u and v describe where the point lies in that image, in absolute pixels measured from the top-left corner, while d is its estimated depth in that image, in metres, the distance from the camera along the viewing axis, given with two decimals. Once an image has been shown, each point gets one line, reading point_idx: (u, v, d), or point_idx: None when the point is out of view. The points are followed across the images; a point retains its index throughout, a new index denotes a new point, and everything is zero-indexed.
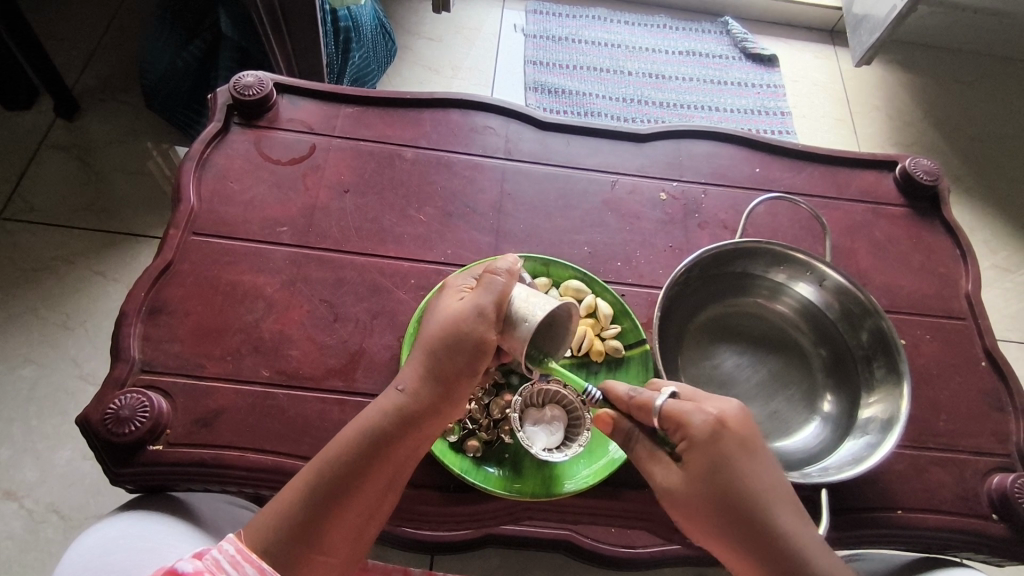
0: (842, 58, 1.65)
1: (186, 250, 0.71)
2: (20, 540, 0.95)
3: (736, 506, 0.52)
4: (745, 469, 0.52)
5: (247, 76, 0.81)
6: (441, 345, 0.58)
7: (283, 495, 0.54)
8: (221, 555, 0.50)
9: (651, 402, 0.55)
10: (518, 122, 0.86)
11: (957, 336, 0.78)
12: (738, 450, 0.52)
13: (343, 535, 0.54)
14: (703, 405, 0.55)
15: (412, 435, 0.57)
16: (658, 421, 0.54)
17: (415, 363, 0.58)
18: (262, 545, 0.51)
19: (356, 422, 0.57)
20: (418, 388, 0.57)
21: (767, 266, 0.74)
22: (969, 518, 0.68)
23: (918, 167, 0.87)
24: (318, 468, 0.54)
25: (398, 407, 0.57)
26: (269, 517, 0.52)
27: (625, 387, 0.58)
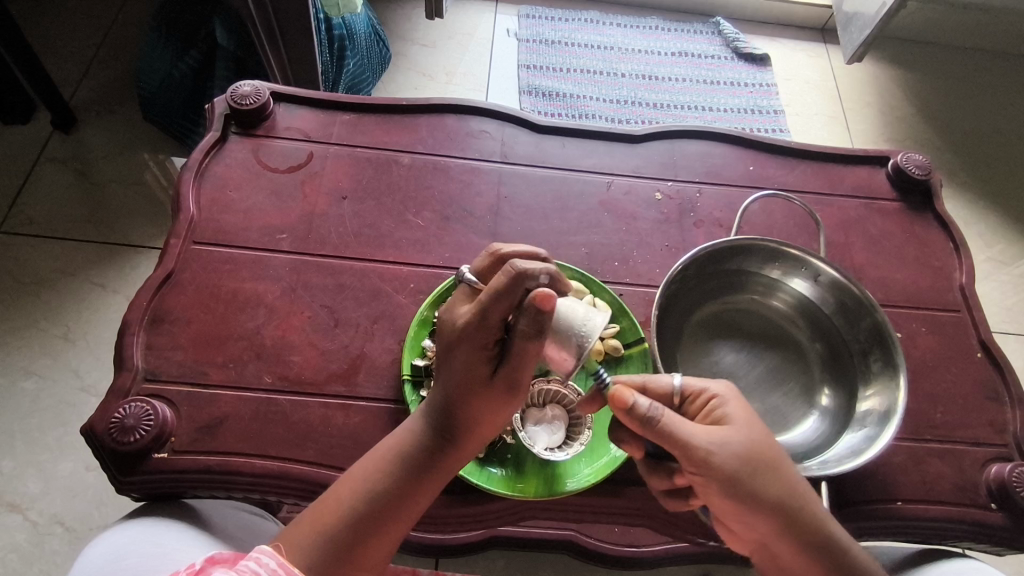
0: (833, 56, 1.66)
1: (187, 259, 0.72)
2: (25, 552, 0.96)
3: (790, 504, 0.54)
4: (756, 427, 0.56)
5: (244, 86, 0.82)
6: (474, 402, 0.56)
7: (318, 514, 0.54)
8: (261, 568, 0.48)
9: None
10: (513, 126, 0.87)
11: (952, 328, 0.79)
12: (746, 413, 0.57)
13: (383, 554, 0.55)
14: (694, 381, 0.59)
15: (451, 463, 0.58)
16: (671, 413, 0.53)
17: (444, 413, 0.57)
18: (306, 562, 0.51)
19: (390, 445, 0.57)
20: (454, 433, 0.57)
21: (762, 263, 0.75)
22: (969, 508, 0.69)
23: (909, 162, 0.88)
24: (359, 492, 0.55)
25: (437, 445, 0.57)
26: (306, 535, 0.53)
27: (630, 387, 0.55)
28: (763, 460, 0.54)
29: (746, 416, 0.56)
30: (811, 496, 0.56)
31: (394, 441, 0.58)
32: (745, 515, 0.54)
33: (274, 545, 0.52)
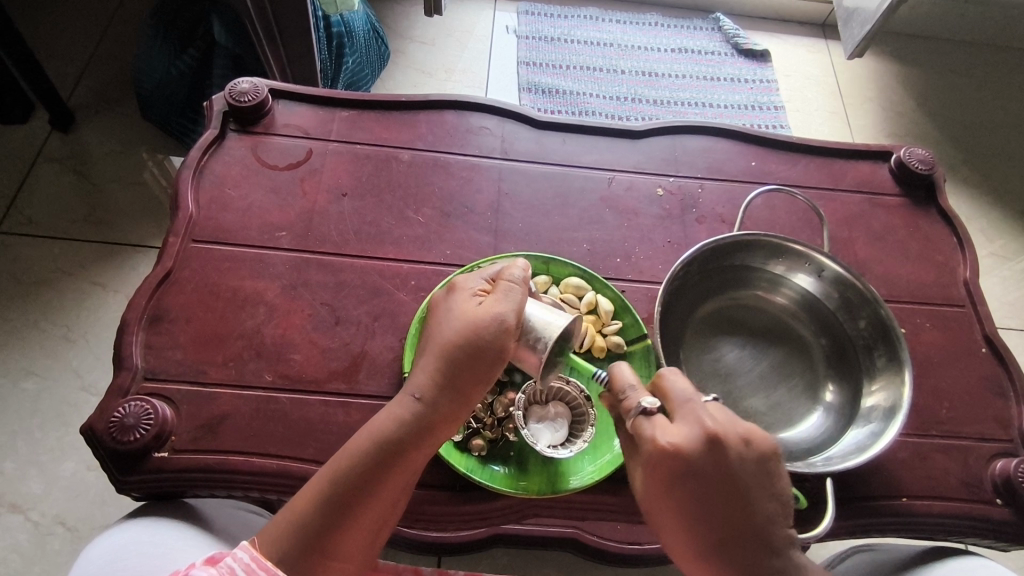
0: (834, 52, 1.66)
1: (186, 258, 0.72)
2: (26, 553, 0.95)
3: (729, 574, 0.52)
4: (711, 495, 0.52)
5: (242, 83, 0.81)
6: (463, 348, 0.58)
7: (297, 502, 0.53)
8: (236, 563, 0.49)
9: (633, 406, 0.55)
10: (513, 122, 0.86)
11: (957, 323, 0.78)
12: (711, 472, 0.52)
13: (357, 541, 0.54)
14: (691, 413, 0.54)
15: (429, 440, 0.57)
16: (634, 425, 0.54)
17: (431, 369, 0.58)
18: (277, 555, 0.51)
19: (369, 428, 0.56)
20: (438, 390, 0.57)
21: (765, 258, 0.74)
22: (974, 504, 0.68)
23: (912, 156, 0.88)
24: (332, 477, 0.54)
25: (419, 411, 0.57)
26: (283, 523, 0.52)
27: (629, 375, 0.58)
28: (689, 493, 0.52)
29: (698, 452, 0.52)
30: (745, 544, 0.52)
31: (377, 417, 0.57)
32: (672, 532, 0.54)
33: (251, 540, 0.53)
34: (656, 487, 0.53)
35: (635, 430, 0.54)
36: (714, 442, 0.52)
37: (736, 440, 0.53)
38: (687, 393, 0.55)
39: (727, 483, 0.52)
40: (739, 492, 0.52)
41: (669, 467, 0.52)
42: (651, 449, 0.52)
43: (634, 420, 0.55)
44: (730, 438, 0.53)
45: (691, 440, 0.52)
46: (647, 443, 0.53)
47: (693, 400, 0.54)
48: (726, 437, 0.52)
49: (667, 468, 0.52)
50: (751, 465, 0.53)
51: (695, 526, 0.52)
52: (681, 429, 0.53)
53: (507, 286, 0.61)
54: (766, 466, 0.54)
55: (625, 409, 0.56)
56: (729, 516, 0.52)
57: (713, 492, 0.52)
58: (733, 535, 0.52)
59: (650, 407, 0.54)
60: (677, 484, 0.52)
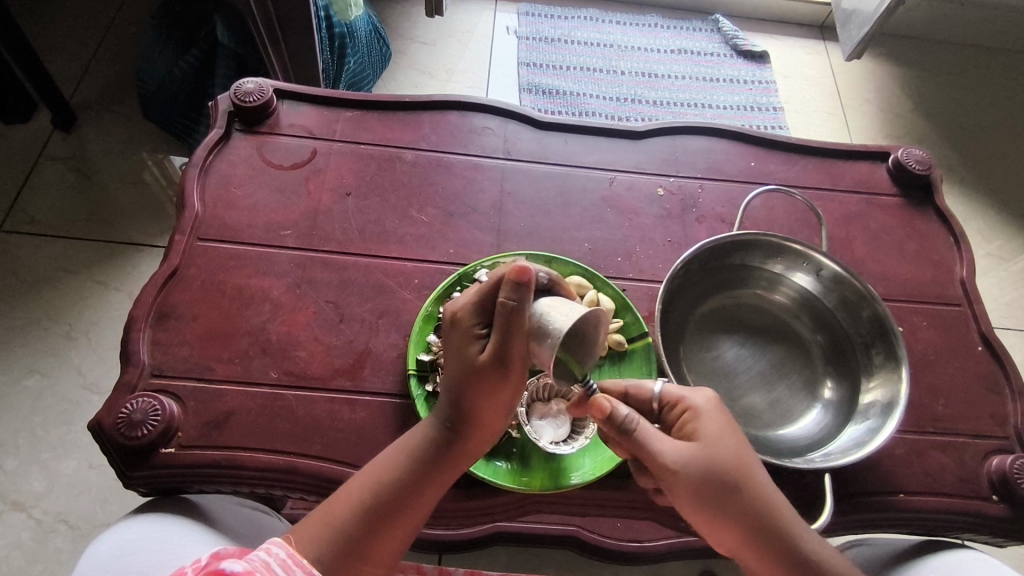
0: (832, 53, 1.67)
1: (191, 256, 0.72)
2: (30, 550, 0.96)
3: (758, 517, 0.55)
4: (727, 446, 0.57)
5: (247, 83, 0.82)
6: (467, 372, 0.56)
7: (327, 507, 0.55)
8: (271, 558, 0.49)
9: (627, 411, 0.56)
10: (515, 122, 0.87)
11: (953, 321, 0.79)
12: (720, 427, 0.58)
13: (392, 550, 0.55)
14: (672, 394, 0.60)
15: (460, 460, 0.58)
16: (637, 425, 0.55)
17: (455, 397, 0.58)
18: (313, 554, 0.52)
19: (399, 446, 0.58)
20: (466, 416, 0.57)
21: (765, 257, 0.75)
22: (970, 500, 0.69)
23: (910, 157, 0.89)
24: (364, 489, 0.55)
25: (448, 436, 0.58)
26: (314, 525, 0.54)
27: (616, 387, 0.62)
28: (722, 479, 0.56)
29: (716, 436, 0.57)
30: (763, 482, 0.57)
31: (408, 436, 0.59)
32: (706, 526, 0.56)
33: (285, 538, 0.53)
34: (689, 451, 0.56)
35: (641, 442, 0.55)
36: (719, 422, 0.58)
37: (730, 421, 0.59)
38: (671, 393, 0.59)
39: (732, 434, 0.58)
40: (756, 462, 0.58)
41: (696, 456, 0.55)
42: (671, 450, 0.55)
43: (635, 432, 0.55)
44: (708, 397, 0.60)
45: (695, 404, 0.58)
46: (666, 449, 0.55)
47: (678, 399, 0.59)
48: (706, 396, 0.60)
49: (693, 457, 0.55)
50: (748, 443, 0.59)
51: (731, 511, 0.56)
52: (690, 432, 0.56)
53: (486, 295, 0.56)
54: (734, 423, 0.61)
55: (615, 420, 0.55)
56: (746, 462, 0.57)
57: (738, 471, 0.56)
58: (753, 478, 0.57)
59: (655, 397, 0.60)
60: (707, 474, 0.55)
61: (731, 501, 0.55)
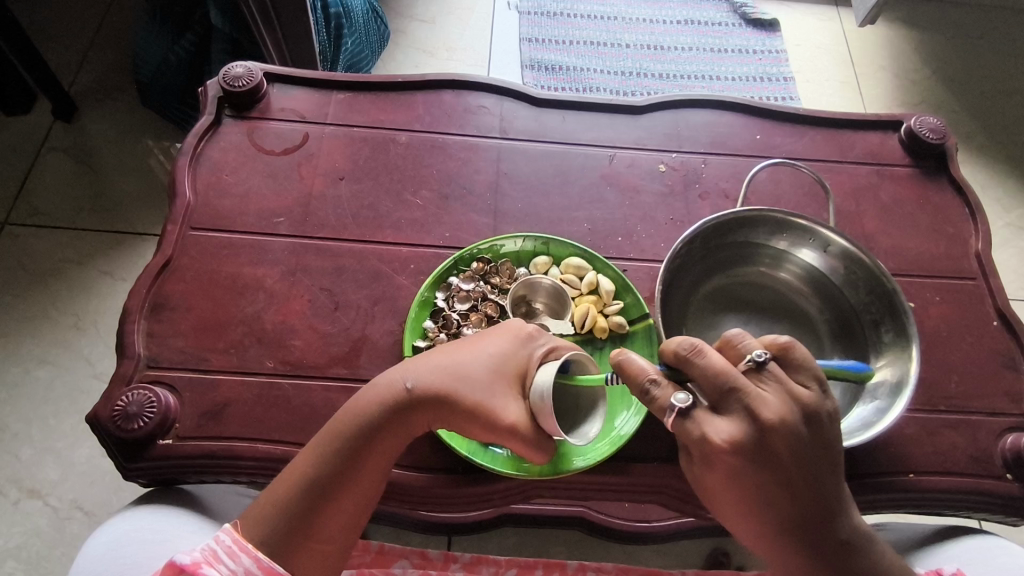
0: (845, 19, 1.61)
1: (185, 245, 0.72)
2: (47, 537, 0.98)
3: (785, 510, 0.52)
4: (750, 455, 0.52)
5: (236, 67, 0.80)
6: (469, 373, 0.57)
7: (281, 484, 0.54)
8: (218, 545, 0.52)
9: (667, 403, 0.54)
10: (512, 100, 0.85)
11: (967, 295, 0.77)
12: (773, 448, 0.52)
13: (337, 517, 0.54)
14: (740, 396, 0.53)
15: (405, 430, 0.57)
16: (676, 424, 0.53)
17: (433, 369, 0.57)
18: (259, 536, 0.52)
19: (351, 404, 0.57)
20: (431, 387, 0.57)
21: (769, 233, 0.73)
22: (983, 479, 0.67)
23: (923, 126, 0.85)
24: (315, 457, 0.55)
25: (402, 404, 0.56)
26: (268, 503, 0.53)
27: (644, 368, 0.55)
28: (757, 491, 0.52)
29: (761, 435, 0.52)
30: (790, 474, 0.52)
31: (363, 390, 0.58)
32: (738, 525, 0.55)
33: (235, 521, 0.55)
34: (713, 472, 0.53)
35: (681, 429, 0.54)
36: (772, 424, 0.52)
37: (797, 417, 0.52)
38: (724, 377, 0.53)
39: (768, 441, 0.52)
40: (807, 472, 0.52)
41: (730, 458, 0.52)
42: (706, 446, 0.52)
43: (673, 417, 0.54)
44: (788, 417, 0.52)
45: (747, 425, 0.52)
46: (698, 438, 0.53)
47: (733, 384, 0.53)
48: (784, 416, 0.52)
49: (729, 460, 0.52)
50: (814, 439, 0.53)
51: (764, 512, 0.53)
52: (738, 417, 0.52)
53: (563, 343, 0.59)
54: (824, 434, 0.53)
55: (658, 408, 0.54)
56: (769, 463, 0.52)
57: (782, 475, 0.52)
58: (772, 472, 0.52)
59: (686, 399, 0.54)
60: (734, 480, 0.52)
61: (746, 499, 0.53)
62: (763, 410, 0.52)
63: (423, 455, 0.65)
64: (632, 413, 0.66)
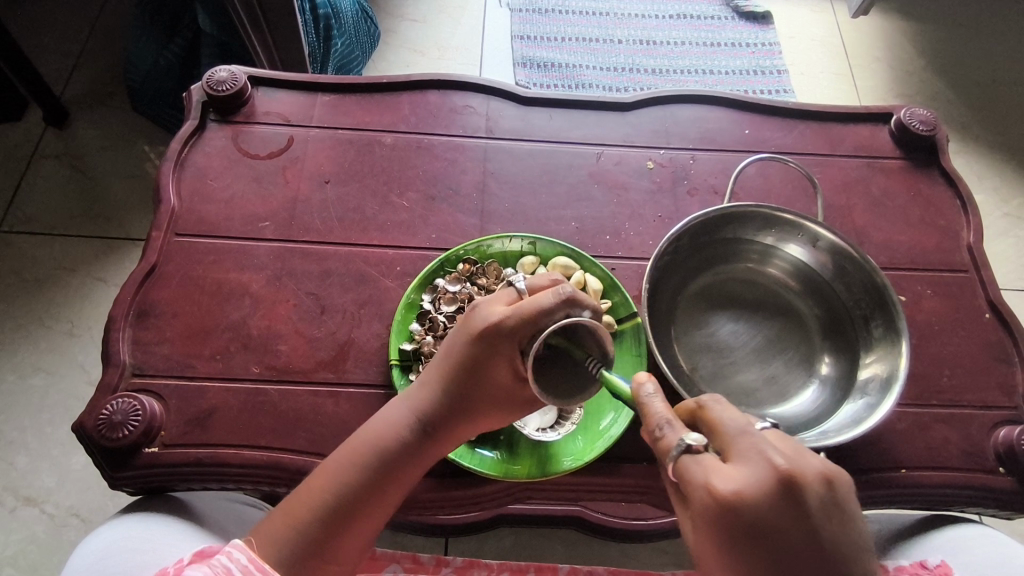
0: (838, 10, 1.60)
1: (170, 252, 0.71)
2: (43, 544, 0.98)
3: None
4: (749, 526, 0.40)
5: (220, 71, 0.80)
6: (472, 399, 0.57)
7: (294, 506, 0.54)
8: (232, 563, 0.51)
9: (674, 445, 0.44)
10: (498, 99, 0.84)
11: (958, 288, 0.76)
12: (778, 517, 0.40)
13: (356, 544, 0.55)
14: (754, 451, 0.42)
15: (422, 463, 0.58)
16: (678, 469, 0.43)
17: (437, 398, 0.58)
18: (272, 555, 0.52)
19: (365, 434, 0.57)
20: (443, 422, 0.58)
21: (757, 230, 0.72)
22: (976, 473, 0.67)
23: (913, 117, 0.84)
24: (327, 491, 0.54)
25: (419, 441, 0.57)
26: (276, 529, 0.53)
27: (662, 408, 0.46)
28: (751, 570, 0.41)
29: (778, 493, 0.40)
30: (794, 550, 0.40)
31: (370, 423, 0.58)
32: None
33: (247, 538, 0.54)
34: (704, 538, 0.42)
35: (681, 472, 0.43)
36: (786, 488, 0.40)
37: (815, 480, 0.41)
38: (741, 426, 0.44)
39: (771, 506, 0.40)
40: (821, 552, 0.40)
41: (731, 521, 0.41)
42: (706, 500, 0.41)
43: (676, 462, 0.43)
44: (805, 480, 0.41)
45: (754, 487, 0.41)
46: (699, 495, 0.42)
47: (751, 434, 0.44)
48: (802, 479, 0.41)
49: (729, 522, 0.41)
50: (836, 513, 0.41)
51: None
52: (744, 473, 0.42)
53: (522, 304, 0.53)
54: (844, 509, 0.42)
55: (664, 450, 0.45)
56: (767, 535, 0.40)
57: (785, 554, 0.40)
58: (770, 548, 0.40)
59: (698, 445, 0.44)
60: (728, 550, 0.41)
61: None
62: (779, 466, 0.41)
63: None
64: (620, 412, 0.66)
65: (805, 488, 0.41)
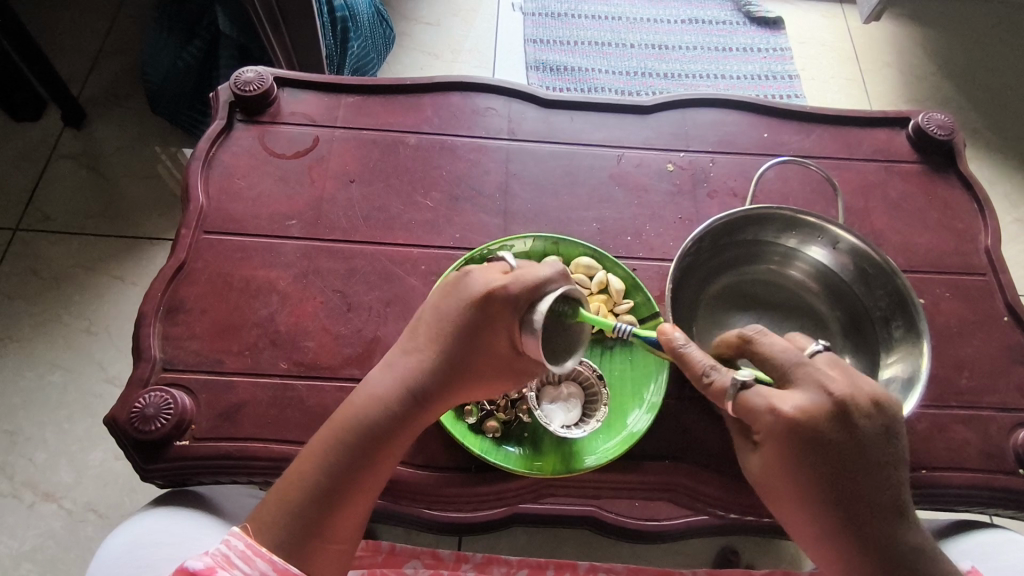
0: (849, 16, 1.60)
1: (198, 249, 0.72)
2: (62, 539, 0.99)
3: (848, 496, 0.51)
4: (822, 436, 0.51)
5: (247, 72, 0.81)
6: (473, 363, 0.58)
7: (284, 490, 0.54)
8: (230, 550, 0.51)
9: (727, 384, 0.55)
10: (519, 101, 0.85)
11: (977, 291, 0.77)
12: (843, 429, 0.51)
13: (352, 522, 0.55)
14: (808, 378, 0.54)
15: (410, 431, 0.58)
16: (738, 404, 0.54)
17: (424, 364, 0.58)
18: (270, 541, 0.52)
19: (347, 409, 0.57)
20: (435, 388, 0.58)
21: (779, 232, 0.73)
22: (995, 475, 0.67)
23: (931, 122, 0.85)
24: (315, 470, 0.55)
25: (411, 409, 0.58)
26: (272, 516, 0.53)
27: (705, 356, 0.57)
28: (822, 472, 0.52)
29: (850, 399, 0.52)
30: (859, 458, 0.52)
31: (352, 397, 0.58)
32: (799, 515, 0.54)
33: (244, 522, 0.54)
34: (781, 452, 0.53)
35: (742, 405, 0.54)
36: (843, 405, 0.52)
37: (865, 402, 0.53)
38: (796, 359, 0.55)
39: (841, 422, 0.52)
40: (868, 460, 0.52)
41: (800, 433, 0.51)
42: (775, 420, 0.52)
43: (734, 398, 0.55)
44: (856, 401, 0.52)
45: (816, 406, 0.52)
46: (768, 417, 0.53)
47: (804, 363, 0.54)
48: (853, 400, 0.52)
49: (796, 436, 0.52)
50: (881, 425, 0.53)
51: (824, 499, 0.52)
52: (806, 395, 0.53)
53: (520, 274, 0.56)
54: (891, 428, 0.53)
55: (715, 390, 0.56)
56: (835, 446, 0.51)
57: (848, 460, 0.51)
58: (840, 456, 0.51)
59: (750, 381, 0.55)
60: (804, 458, 0.52)
61: (808, 481, 0.52)
62: (833, 390, 0.52)
63: (435, 454, 0.66)
64: (644, 411, 0.67)
65: (858, 409, 0.52)
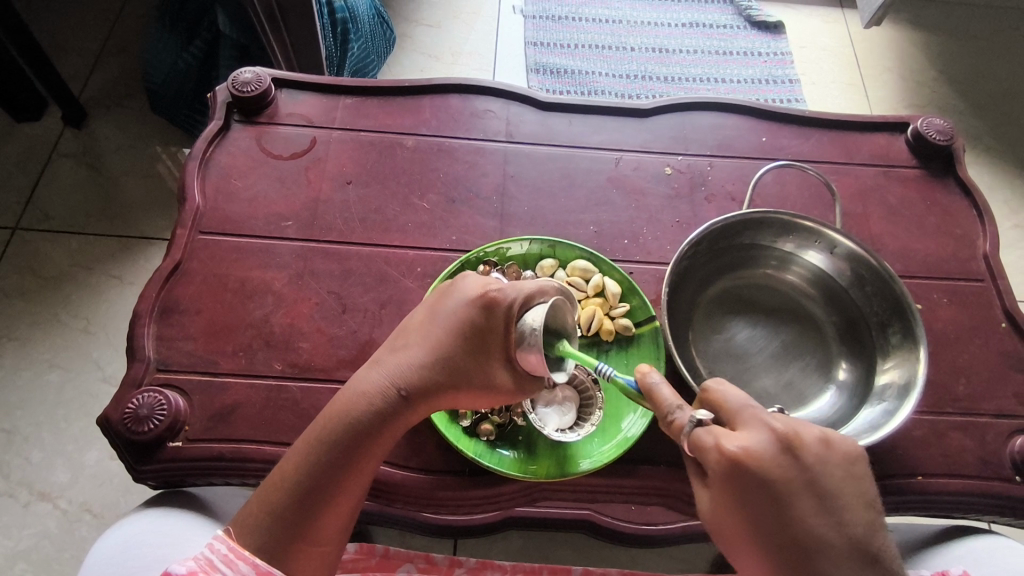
0: (850, 20, 1.60)
1: (194, 249, 0.72)
2: (57, 539, 0.98)
3: (803, 540, 0.46)
4: (766, 475, 0.47)
5: (245, 73, 0.81)
6: (463, 361, 0.59)
7: (267, 491, 0.54)
8: (213, 554, 0.51)
9: (686, 423, 0.51)
10: (517, 104, 0.85)
11: (974, 297, 0.77)
12: (784, 472, 0.47)
13: (335, 524, 0.55)
14: (756, 418, 0.49)
15: (396, 429, 0.58)
16: (693, 443, 0.50)
17: (417, 364, 0.59)
18: (252, 543, 0.52)
19: (336, 408, 0.57)
20: (422, 386, 0.58)
21: (776, 236, 0.73)
22: (992, 482, 0.67)
23: (931, 127, 0.85)
24: (298, 469, 0.54)
25: (397, 409, 0.58)
26: (252, 517, 0.53)
27: (669, 394, 0.53)
28: (768, 514, 0.47)
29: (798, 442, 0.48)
30: (806, 498, 0.47)
31: (343, 395, 0.58)
32: (754, 565, 0.47)
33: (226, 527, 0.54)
34: (726, 494, 0.48)
35: (695, 444, 0.50)
36: (788, 447, 0.48)
37: (812, 443, 0.49)
38: (743, 400, 0.51)
39: (784, 461, 0.47)
40: (821, 499, 0.47)
41: (744, 475, 0.47)
42: (720, 460, 0.47)
43: (689, 438, 0.50)
44: (803, 441, 0.48)
45: (762, 448, 0.47)
46: (712, 457, 0.48)
47: (752, 406, 0.50)
48: (800, 441, 0.48)
49: (741, 477, 0.47)
50: (832, 469, 0.48)
51: (773, 543, 0.46)
52: (750, 435, 0.48)
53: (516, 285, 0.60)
54: (845, 470, 0.49)
55: (674, 429, 0.51)
56: (779, 486, 0.47)
57: (795, 501, 0.46)
58: (787, 496, 0.46)
59: (704, 420, 0.51)
60: (750, 498, 0.47)
61: (755, 522, 0.47)
62: (780, 431, 0.48)
63: (429, 458, 0.65)
64: (638, 415, 0.67)
65: (805, 450, 0.48)
